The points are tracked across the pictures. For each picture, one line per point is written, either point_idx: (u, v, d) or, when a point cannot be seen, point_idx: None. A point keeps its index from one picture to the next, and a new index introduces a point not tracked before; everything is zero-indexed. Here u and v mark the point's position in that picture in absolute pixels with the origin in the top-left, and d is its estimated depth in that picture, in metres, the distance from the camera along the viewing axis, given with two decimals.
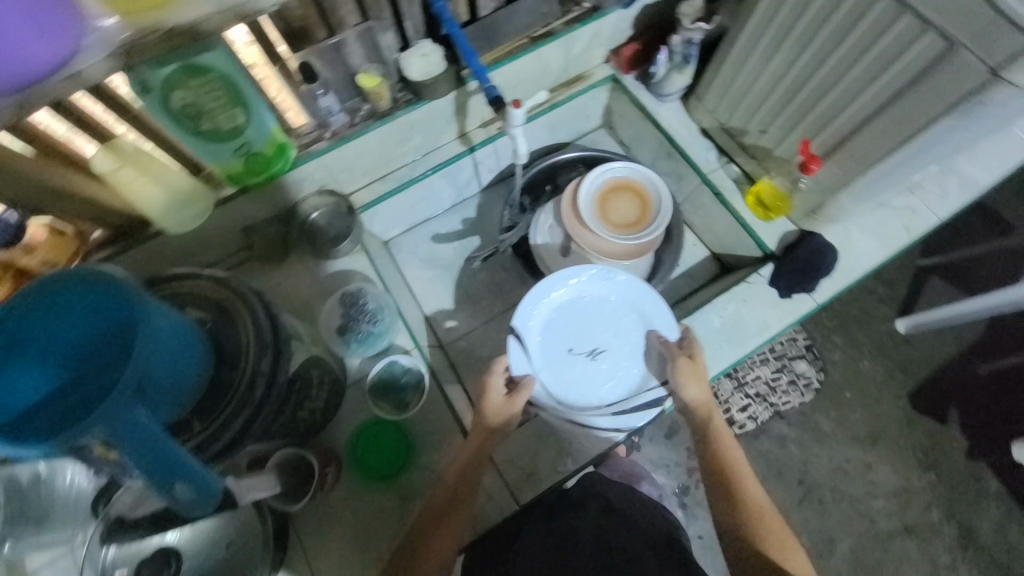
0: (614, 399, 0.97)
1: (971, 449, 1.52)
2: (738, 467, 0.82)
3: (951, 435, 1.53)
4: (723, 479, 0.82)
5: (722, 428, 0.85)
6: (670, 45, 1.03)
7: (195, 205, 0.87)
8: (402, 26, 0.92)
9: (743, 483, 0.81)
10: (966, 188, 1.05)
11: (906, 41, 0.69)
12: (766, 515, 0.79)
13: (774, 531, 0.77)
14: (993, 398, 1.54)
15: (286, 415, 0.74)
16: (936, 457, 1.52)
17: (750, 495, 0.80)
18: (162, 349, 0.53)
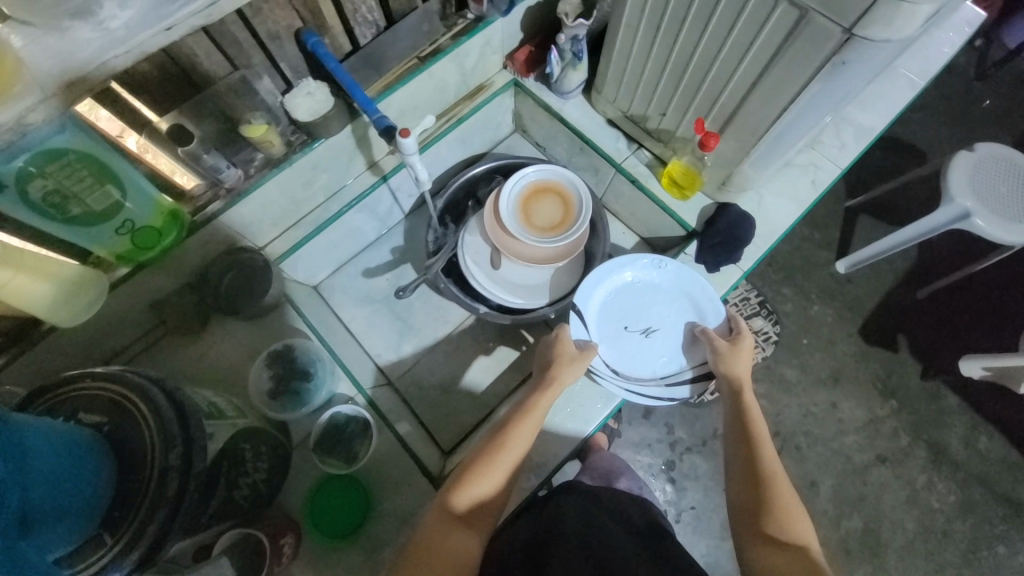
0: (668, 374, 0.99)
1: (924, 371, 1.59)
2: (760, 434, 0.78)
3: (904, 361, 1.61)
4: (746, 444, 0.77)
5: (750, 397, 0.82)
6: (558, 45, 1.03)
7: (87, 292, 0.80)
8: (279, 68, 0.89)
9: (765, 450, 0.76)
10: (862, 135, 1.10)
11: (764, 13, 0.69)
12: (782, 485, 0.72)
13: (785, 498, 0.71)
14: (935, 319, 1.63)
15: (218, 499, 0.69)
16: (894, 385, 1.59)
17: (767, 462, 0.75)
18: (43, 474, 0.49)
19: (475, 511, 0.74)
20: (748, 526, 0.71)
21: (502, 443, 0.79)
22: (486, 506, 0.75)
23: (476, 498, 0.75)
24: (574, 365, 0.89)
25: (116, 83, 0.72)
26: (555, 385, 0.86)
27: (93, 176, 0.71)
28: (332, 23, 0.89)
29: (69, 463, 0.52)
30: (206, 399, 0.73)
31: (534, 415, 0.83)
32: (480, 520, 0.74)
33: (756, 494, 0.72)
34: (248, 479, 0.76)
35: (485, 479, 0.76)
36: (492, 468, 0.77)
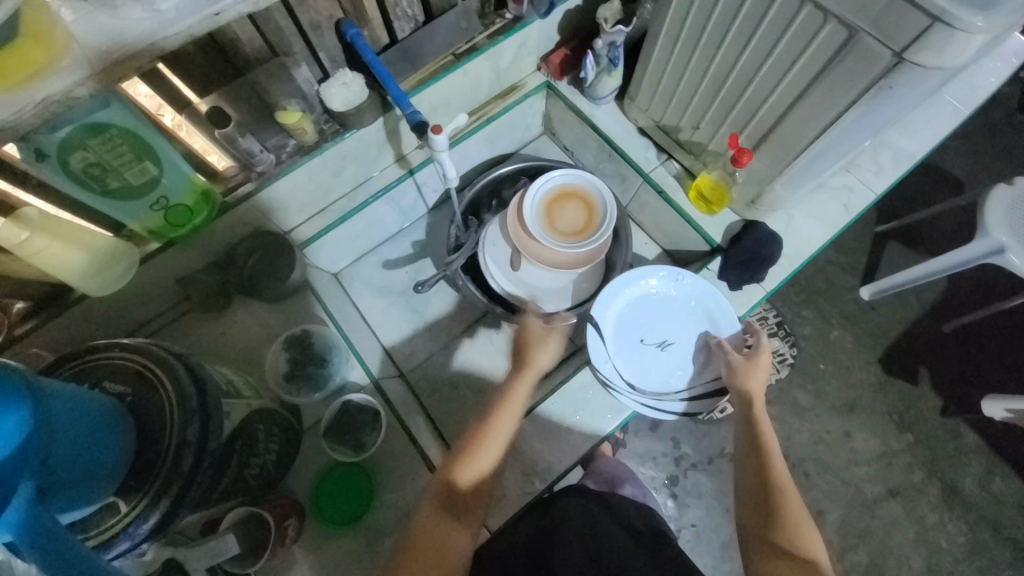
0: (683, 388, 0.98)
1: (945, 407, 1.54)
2: (769, 447, 0.76)
3: (924, 394, 1.56)
4: (755, 457, 0.76)
5: (760, 409, 0.80)
6: (595, 50, 1.03)
7: (118, 264, 0.82)
8: (318, 57, 0.90)
9: (773, 463, 0.75)
10: (900, 161, 1.07)
11: (811, 31, 0.68)
12: (790, 496, 0.72)
13: (792, 508, 0.71)
14: (960, 354, 1.58)
15: (229, 478, 0.70)
16: (911, 418, 1.54)
17: (775, 473, 0.74)
18: (62, 438, 0.50)
19: (468, 500, 0.77)
20: (760, 539, 0.70)
21: (488, 429, 0.82)
22: (479, 491, 0.78)
23: (470, 484, 0.78)
24: (544, 345, 0.89)
25: (159, 62, 0.73)
26: (533, 366, 0.87)
27: (133, 152, 0.73)
28: (373, 16, 0.90)
29: (90, 430, 0.54)
30: (225, 378, 0.75)
31: (515, 398, 0.85)
32: (474, 507, 0.77)
33: (766, 507, 0.71)
34: (260, 458, 0.77)
35: (478, 463, 0.79)
36: (482, 456, 0.80)
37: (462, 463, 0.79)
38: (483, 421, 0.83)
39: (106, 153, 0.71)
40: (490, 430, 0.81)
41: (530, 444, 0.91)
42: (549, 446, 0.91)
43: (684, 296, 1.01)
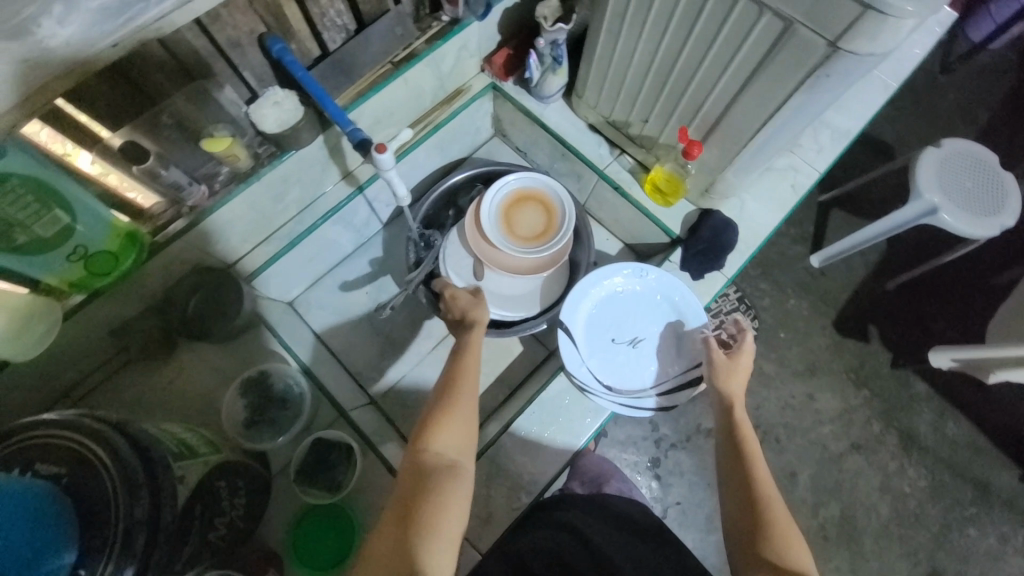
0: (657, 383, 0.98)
1: (895, 360, 1.64)
2: (753, 454, 0.76)
3: (876, 351, 1.65)
4: (738, 461, 0.77)
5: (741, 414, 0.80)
6: (537, 49, 1.00)
7: (39, 323, 0.73)
8: (242, 77, 0.83)
9: (756, 467, 0.75)
10: (838, 138, 1.11)
11: (748, 24, 0.68)
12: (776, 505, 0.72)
13: (780, 518, 0.70)
14: (905, 309, 1.68)
15: (193, 546, 0.64)
16: (867, 375, 1.63)
17: (758, 479, 0.74)
18: None
19: (457, 456, 0.65)
20: (746, 549, 0.70)
21: (454, 388, 0.70)
22: (463, 448, 0.66)
23: (448, 442, 0.65)
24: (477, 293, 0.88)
25: (59, 100, 0.64)
26: (474, 337, 0.80)
27: (38, 200, 0.65)
28: (299, 29, 0.84)
29: (20, 511, 0.48)
30: (176, 437, 0.69)
31: (470, 358, 0.76)
32: (466, 458, 0.65)
33: (753, 517, 0.71)
34: (226, 516, 0.72)
35: (454, 420, 0.67)
36: (458, 409, 0.68)
37: (437, 422, 0.66)
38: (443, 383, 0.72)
39: (6, 205, 0.63)
40: (454, 389, 0.71)
41: (513, 458, 0.89)
42: (531, 458, 0.90)
43: (651, 292, 1.01)
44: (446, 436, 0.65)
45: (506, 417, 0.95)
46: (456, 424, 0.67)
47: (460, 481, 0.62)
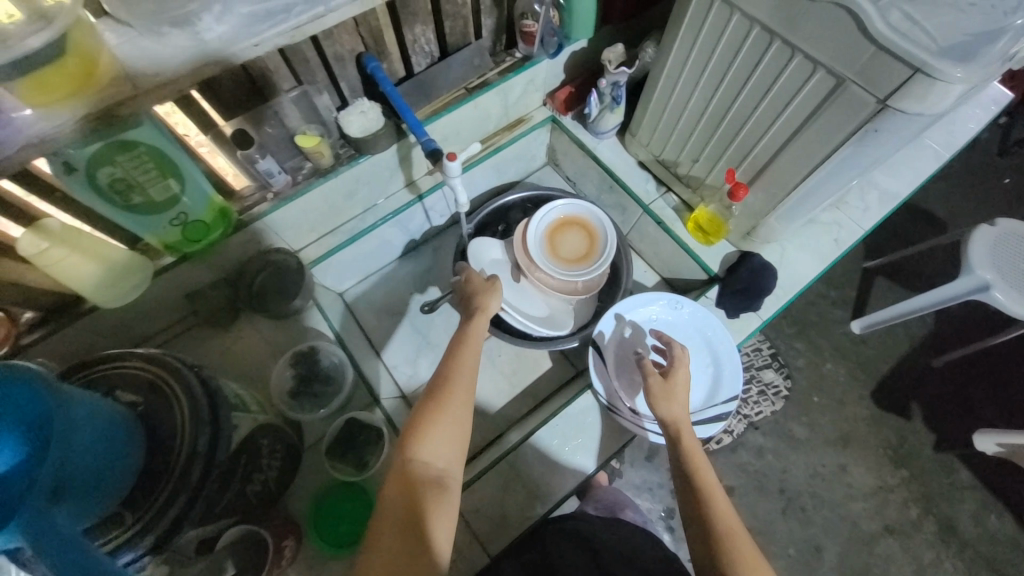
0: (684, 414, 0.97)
1: (937, 442, 1.56)
2: (707, 481, 0.71)
3: (916, 429, 1.58)
4: (697, 501, 0.70)
5: (689, 441, 0.76)
6: (599, 89, 1.08)
7: (132, 277, 0.84)
8: (338, 86, 0.95)
9: (713, 499, 0.69)
10: (886, 201, 1.12)
11: (801, 78, 0.74)
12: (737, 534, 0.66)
13: (743, 545, 0.64)
14: (949, 389, 1.61)
15: (233, 490, 0.70)
16: (905, 453, 1.55)
17: (715, 512, 0.68)
18: (85, 435, 0.52)
19: (446, 466, 0.65)
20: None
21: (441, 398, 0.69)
22: (452, 455, 0.66)
23: (432, 450, 0.65)
24: (491, 293, 0.88)
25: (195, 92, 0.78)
26: (476, 339, 0.79)
27: (157, 168, 0.76)
28: (392, 51, 0.96)
29: (101, 425, 0.54)
30: (233, 391, 0.75)
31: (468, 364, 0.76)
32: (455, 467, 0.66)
33: (710, 545, 0.65)
34: (262, 474, 0.77)
35: (439, 429, 0.66)
36: (451, 418, 0.68)
37: (425, 429, 0.66)
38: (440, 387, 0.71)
39: (132, 169, 0.74)
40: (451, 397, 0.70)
41: (533, 467, 0.91)
42: (550, 470, 0.91)
43: (683, 323, 1.03)
44: (432, 446, 0.65)
45: (530, 426, 0.97)
46: (441, 433, 0.66)
47: (447, 494, 0.62)
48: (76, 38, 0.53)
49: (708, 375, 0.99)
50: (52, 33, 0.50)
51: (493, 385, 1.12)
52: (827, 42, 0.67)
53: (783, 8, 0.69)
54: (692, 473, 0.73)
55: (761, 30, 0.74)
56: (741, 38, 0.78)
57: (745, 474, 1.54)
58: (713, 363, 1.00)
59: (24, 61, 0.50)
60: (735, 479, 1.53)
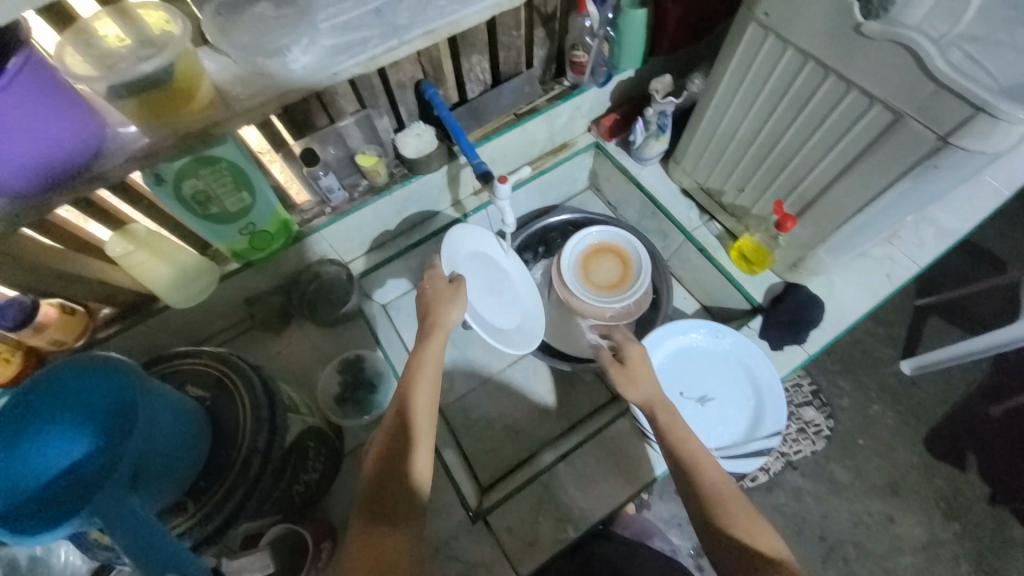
0: (725, 446, 0.94)
1: (994, 495, 1.45)
2: (708, 471, 0.73)
3: (971, 480, 1.47)
4: (702, 495, 0.71)
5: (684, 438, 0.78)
6: (645, 117, 1.11)
7: (200, 279, 0.90)
8: (397, 110, 1.01)
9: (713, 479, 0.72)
10: (942, 238, 1.09)
11: (856, 113, 0.74)
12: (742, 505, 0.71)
13: (754, 524, 0.68)
14: (1009, 441, 1.51)
15: (281, 489, 0.73)
16: (959, 507, 1.45)
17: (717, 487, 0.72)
18: (162, 426, 0.57)
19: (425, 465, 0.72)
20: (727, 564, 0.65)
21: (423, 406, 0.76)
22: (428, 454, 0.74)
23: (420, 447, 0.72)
24: (452, 303, 0.86)
25: (275, 119, 0.87)
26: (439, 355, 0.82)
27: (234, 182, 0.83)
28: (449, 78, 1.01)
29: (173, 418, 0.59)
30: (286, 393, 0.79)
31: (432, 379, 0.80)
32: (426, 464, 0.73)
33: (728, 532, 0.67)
34: (307, 476, 0.80)
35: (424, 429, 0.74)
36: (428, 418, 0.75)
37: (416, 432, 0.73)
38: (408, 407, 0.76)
39: (212, 182, 0.81)
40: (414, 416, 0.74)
41: (566, 489, 0.90)
42: (584, 493, 0.90)
43: (723, 353, 1.01)
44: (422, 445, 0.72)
45: (565, 447, 0.97)
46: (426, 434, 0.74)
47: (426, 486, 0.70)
48: (183, 64, 0.59)
49: (749, 408, 0.97)
50: (162, 59, 0.56)
51: (527, 404, 1.13)
52: (885, 78, 0.67)
53: (839, 44, 0.69)
54: (697, 464, 0.74)
55: (815, 64, 0.74)
56: (793, 72, 0.78)
57: (782, 516, 1.47)
58: (755, 397, 0.97)
59: (134, 83, 0.56)
60: (772, 520, 1.46)
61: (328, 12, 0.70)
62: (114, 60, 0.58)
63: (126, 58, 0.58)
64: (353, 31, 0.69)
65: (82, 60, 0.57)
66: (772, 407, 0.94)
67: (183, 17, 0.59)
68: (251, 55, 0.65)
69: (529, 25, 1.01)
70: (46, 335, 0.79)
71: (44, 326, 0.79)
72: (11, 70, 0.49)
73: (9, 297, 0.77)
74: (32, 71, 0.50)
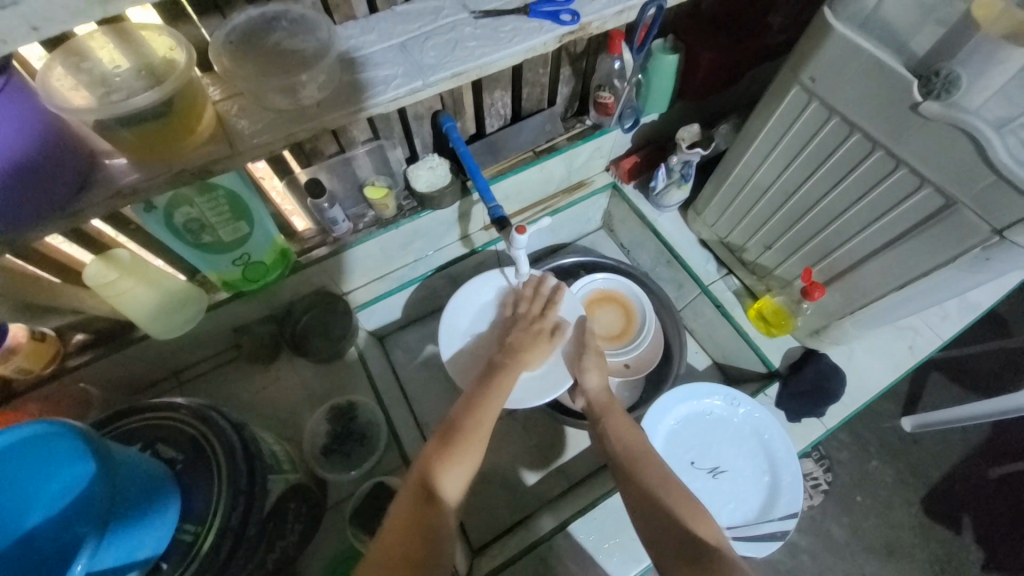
0: (737, 525, 0.89)
1: (986, 562, 1.38)
2: (666, 485, 0.70)
3: (963, 544, 1.39)
4: (652, 509, 0.67)
5: (642, 459, 0.75)
6: (668, 164, 1.07)
7: (187, 307, 0.82)
8: (411, 142, 0.95)
9: (700, 530, 0.64)
10: (966, 310, 1.04)
11: (902, 192, 0.70)
12: (726, 549, 0.61)
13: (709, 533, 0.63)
14: (1005, 507, 1.42)
15: (258, 558, 0.66)
16: (952, 571, 1.37)
17: (699, 532, 0.63)
18: (133, 500, 0.50)
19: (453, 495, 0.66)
20: None
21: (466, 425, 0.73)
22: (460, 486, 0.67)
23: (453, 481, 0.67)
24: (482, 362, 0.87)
25: (286, 151, 0.82)
26: (475, 428, 0.73)
27: (231, 211, 0.77)
28: (468, 112, 0.96)
29: (145, 490, 0.52)
30: (269, 447, 0.72)
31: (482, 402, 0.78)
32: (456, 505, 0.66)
33: (683, 538, 0.62)
34: (285, 540, 0.73)
35: (462, 461, 0.69)
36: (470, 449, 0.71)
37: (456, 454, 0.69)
38: (413, 491, 0.65)
39: (207, 210, 0.75)
40: (417, 513, 0.62)
41: (565, 563, 0.84)
42: (583, 570, 0.84)
43: (738, 423, 0.96)
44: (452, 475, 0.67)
45: (565, 513, 0.91)
46: (463, 462, 0.69)
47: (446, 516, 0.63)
48: (186, 95, 0.54)
49: (763, 483, 0.92)
50: (159, 94, 0.51)
51: (525, 456, 1.07)
52: (937, 162, 0.64)
53: (891, 121, 0.66)
54: (649, 479, 0.71)
55: (862, 137, 0.70)
56: (835, 143, 0.74)
57: (775, 575, 1.39)
58: (770, 472, 0.92)
59: (128, 117, 0.51)
60: None
61: (350, 44, 0.66)
62: (108, 89, 0.53)
63: (122, 87, 0.53)
64: (373, 67, 0.65)
65: (75, 85, 0.52)
66: (789, 486, 0.90)
67: (189, 45, 0.54)
68: (263, 89, 0.59)
69: (556, 63, 0.96)
70: (11, 362, 0.73)
71: (11, 352, 0.73)
72: None
73: None
74: (10, 98, 0.46)
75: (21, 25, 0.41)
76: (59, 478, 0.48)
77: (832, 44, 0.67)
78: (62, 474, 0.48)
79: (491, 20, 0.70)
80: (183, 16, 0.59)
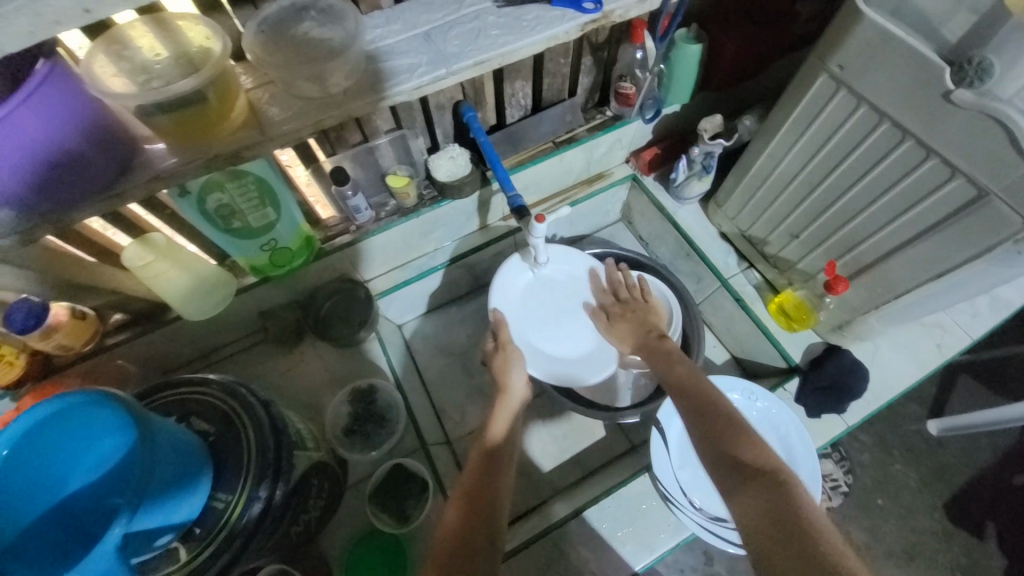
0: None
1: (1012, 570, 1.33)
2: (712, 413, 0.70)
3: (988, 551, 1.35)
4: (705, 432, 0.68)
5: (699, 395, 0.75)
6: (690, 156, 1.05)
7: (217, 290, 0.86)
8: (432, 132, 0.96)
9: (751, 451, 0.62)
10: (998, 309, 1.01)
11: (931, 184, 0.68)
12: (789, 477, 0.58)
13: (761, 453, 0.62)
14: None
15: (282, 528, 0.70)
16: None
17: (752, 455, 0.62)
18: (169, 469, 0.53)
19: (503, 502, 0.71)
20: (777, 537, 0.51)
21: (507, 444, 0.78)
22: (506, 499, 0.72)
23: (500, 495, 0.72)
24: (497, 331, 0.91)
25: (311, 140, 0.84)
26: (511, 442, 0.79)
27: (260, 197, 0.79)
28: (489, 102, 0.96)
29: (180, 456, 0.55)
30: (294, 426, 0.75)
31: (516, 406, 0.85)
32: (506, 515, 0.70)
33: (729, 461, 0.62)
34: (307, 514, 0.76)
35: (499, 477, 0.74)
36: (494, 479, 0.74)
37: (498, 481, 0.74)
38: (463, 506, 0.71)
39: (238, 196, 0.78)
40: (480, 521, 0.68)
41: (577, 548, 0.85)
42: (596, 556, 0.85)
43: (755, 417, 0.95)
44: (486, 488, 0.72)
45: (578, 501, 0.92)
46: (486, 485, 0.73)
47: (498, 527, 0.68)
48: (220, 83, 0.56)
49: None
50: (197, 81, 0.53)
51: (539, 445, 1.08)
52: (971, 151, 0.62)
53: (921, 110, 0.64)
54: (701, 410, 0.72)
55: (891, 126, 0.69)
56: (863, 133, 0.73)
57: None
58: (787, 467, 0.92)
59: (168, 102, 0.53)
60: None
61: (375, 34, 0.68)
62: (149, 77, 0.56)
63: (163, 75, 0.56)
64: (396, 56, 0.66)
65: (116, 72, 0.55)
66: (808, 481, 0.89)
67: (224, 35, 0.56)
68: (292, 77, 0.61)
69: (578, 53, 0.95)
70: (54, 340, 0.76)
71: (53, 329, 0.76)
72: (33, 81, 0.46)
73: (20, 296, 0.74)
74: (54, 85, 0.48)
75: (76, 7, 0.43)
76: (98, 445, 0.51)
77: (862, 30, 0.66)
78: (97, 445, 0.51)
79: (514, 9, 0.70)
80: (217, 6, 0.61)
